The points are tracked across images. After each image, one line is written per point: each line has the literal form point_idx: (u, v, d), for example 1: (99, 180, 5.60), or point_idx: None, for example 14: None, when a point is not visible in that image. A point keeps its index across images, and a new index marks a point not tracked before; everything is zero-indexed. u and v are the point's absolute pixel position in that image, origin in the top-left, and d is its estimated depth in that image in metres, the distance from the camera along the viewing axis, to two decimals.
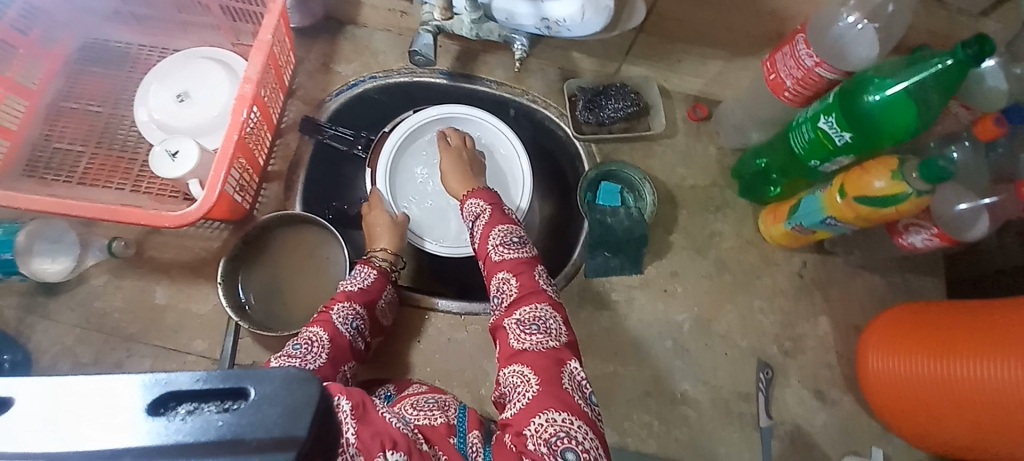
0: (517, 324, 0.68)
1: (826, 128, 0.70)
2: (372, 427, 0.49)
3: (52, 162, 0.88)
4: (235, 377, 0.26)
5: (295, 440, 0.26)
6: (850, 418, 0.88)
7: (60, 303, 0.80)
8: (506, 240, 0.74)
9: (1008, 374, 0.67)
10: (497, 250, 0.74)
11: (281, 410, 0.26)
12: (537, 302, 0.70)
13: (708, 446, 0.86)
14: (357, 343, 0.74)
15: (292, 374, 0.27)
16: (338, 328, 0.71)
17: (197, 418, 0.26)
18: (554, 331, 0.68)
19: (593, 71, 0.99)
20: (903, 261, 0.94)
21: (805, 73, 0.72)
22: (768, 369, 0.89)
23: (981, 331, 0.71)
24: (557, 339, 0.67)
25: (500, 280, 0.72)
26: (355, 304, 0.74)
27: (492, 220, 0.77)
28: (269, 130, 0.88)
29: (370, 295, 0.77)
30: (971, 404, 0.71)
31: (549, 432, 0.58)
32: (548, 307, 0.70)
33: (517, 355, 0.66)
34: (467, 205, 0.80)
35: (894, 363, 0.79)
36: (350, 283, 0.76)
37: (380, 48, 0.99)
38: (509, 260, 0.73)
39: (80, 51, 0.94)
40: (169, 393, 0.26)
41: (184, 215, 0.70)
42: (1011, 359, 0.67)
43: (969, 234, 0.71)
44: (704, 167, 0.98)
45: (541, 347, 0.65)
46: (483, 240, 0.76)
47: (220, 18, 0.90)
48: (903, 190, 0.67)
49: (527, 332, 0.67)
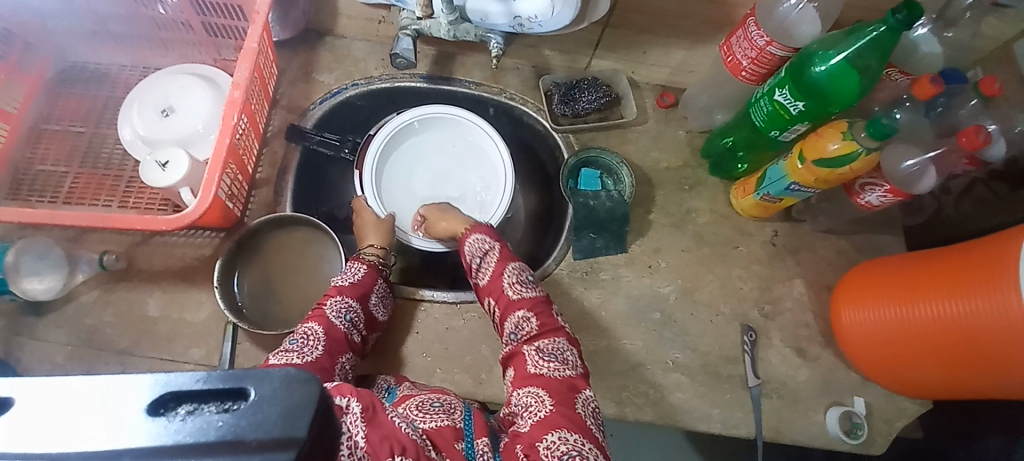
0: (535, 351, 0.71)
1: (781, 100, 0.76)
2: (381, 430, 0.51)
3: (35, 184, 0.89)
4: (237, 378, 0.27)
5: (295, 441, 0.27)
6: (832, 372, 0.92)
7: (49, 322, 0.80)
8: (520, 279, 0.78)
9: (967, 310, 0.73)
10: (513, 288, 0.77)
11: (281, 410, 0.27)
12: (555, 336, 0.73)
13: (702, 410, 0.88)
14: (353, 336, 0.75)
15: (292, 375, 0.28)
16: (333, 321, 0.72)
17: (198, 418, 0.27)
18: (572, 361, 0.71)
19: (566, 67, 1.02)
20: (866, 221, 0.99)
21: (758, 53, 0.78)
22: (752, 331, 0.92)
23: (942, 274, 0.77)
24: (572, 367, 0.71)
25: (519, 319, 0.74)
26: (348, 298, 0.75)
27: (504, 257, 0.80)
28: (256, 138, 0.89)
29: (362, 288, 0.78)
30: (941, 342, 0.76)
31: (563, 450, 0.60)
32: (566, 341, 0.73)
33: (535, 378, 0.68)
34: (472, 241, 0.83)
35: (863, 315, 0.85)
36: (341, 279, 0.78)
37: (359, 55, 1.01)
38: (527, 298, 0.76)
39: (59, 74, 0.95)
40: (170, 394, 0.27)
41: (178, 219, 0.70)
42: (969, 298, 0.73)
43: (918, 187, 0.76)
44: (676, 148, 1.02)
45: (557, 374, 0.69)
46: (497, 276, 0.79)
47: (200, 35, 0.92)
48: (856, 149, 0.73)
49: (545, 359, 0.70)
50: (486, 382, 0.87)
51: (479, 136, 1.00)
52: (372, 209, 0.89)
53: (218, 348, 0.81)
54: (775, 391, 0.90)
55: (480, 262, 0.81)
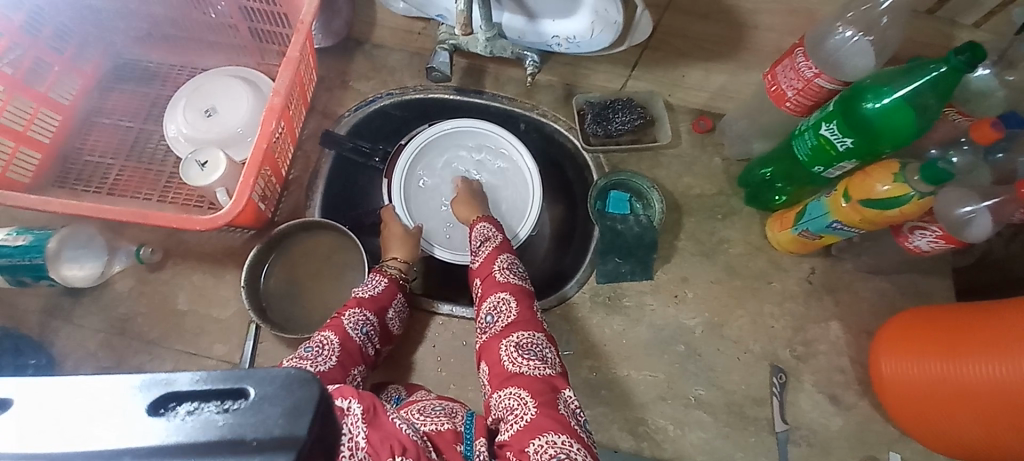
0: (513, 347, 0.69)
1: (828, 134, 0.73)
2: (382, 431, 0.50)
3: (83, 174, 0.93)
4: (237, 377, 0.27)
5: (296, 440, 0.26)
6: (867, 422, 0.86)
7: (84, 308, 0.83)
8: (511, 267, 0.78)
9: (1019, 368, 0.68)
10: (501, 272, 0.78)
11: (281, 410, 0.26)
12: (531, 330, 0.71)
13: (723, 451, 0.84)
14: (368, 349, 0.74)
15: (292, 375, 0.27)
16: (349, 333, 0.72)
17: (199, 418, 0.26)
18: (550, 359, 0.69)
19: (601, 87, 1.01)
20: (912, 264, 0.93)
21: (805, 84, 0.75)
22: (782, 373, 0.87)
23: (987, 328, 0.73)
24: (552, 366, 0.68)
25: (498, 299, 0.74)
26: (366, 311, 0.75)
27: (499, 248, 0.81)
28: (292, 142, 0.91)
29: (381, 302, 0.78)
30: (980, 399, 0.72)
31: (550, 453, 0.57)
32: (544, 338, 0.71)
33: (512, 377, 0.66)
34: (478, 228, 0.85)
35: (902, 366, 0.80)
36: (361, 290, 0.78)
37: (397, 66, 1.02)
38: (512, 284, 0.76)
39: (113, 70, 0.99)
40: (170, 393, 0.27)
41: (212, 219, 0.71)
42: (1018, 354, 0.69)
43: (970, 235, 0.71)
44: (710, 175, 0.99)
45: (537, 373, 0.66)
46: (487, 263, 0.79)
47: (246, 39, 0.95)
48: (908, 192, 0.68)
49: (524, 356, 0.68)
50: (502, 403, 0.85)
51: (508, 150, 1.00)
52: (399, 222, 0.90)
53: (240, 347, 0.82)
54: (804, 439, 0.85)
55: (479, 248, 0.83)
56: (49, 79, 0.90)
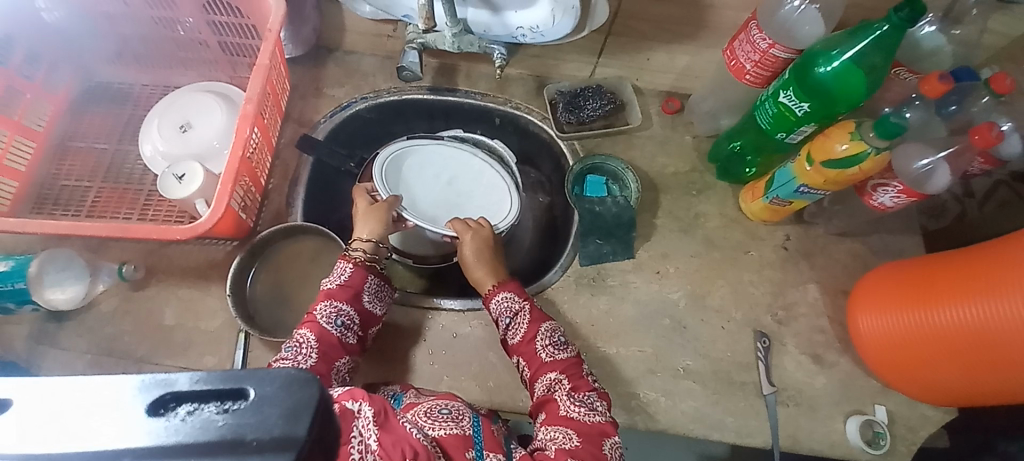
0: (566, 394, 0.73)
1: (787, 101, 0.75)
2: (393, 435, 0.52)
3: (59, 199, 0.92)
4: (238, 378, 0.27)
5: (295, 441, 0.26)
6: (851, 378, 0.89)
7: (70, 330, 0.82)
8: (552, 340, 0.78)
9: (1004, 314, 0.70)
10: (545, 349, 0.78)
11: (281, 410, 0.27)
12: (586, 388, 0.75)
13: (715, 418, 0.86)
14: (348, 338, 0.75)
15: (292, 376, 0.28)
16: (324, 327, 0.73)
17: (199, 418, 0.27)
18: (600, 408, 0.73)
19: (570, 76, 1.04)
20: (879, 223, 0.97)
21: (762, 55, 0.77)
22: (765, 338, 0.90)
23: (968, 276, 0.74)
24: (601, 413, 0.72)
25: (551, 380, 0.75)
26: (338, 302, 0.75)
27: (535, 319, 0.80)
28: (268, 150, 0.91)
29: (352, 289, 0.77)
30: (962, 348, 0.74)
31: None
32: (596, 393, 0.75)
33: (567, 421, 0.70)
34: (498, 300, 0.82)
35: (882, 321, 0.83)
36: (330, 281, 0.77)
37: (369, 70, 1.04)
38: (559, 361, 0.77)
39: (85, 93, 0.99)
40: (170, 394, 0.28)
41: (193, 228, 0.72)
42: (998, 299, 0.70)
43: (930, 187, 0.74)
44: (682, 153, 1.01)
45: (587, 419, 0.71)
46: (527, 339, 0.79)
47: (217, 53, 0.96)
48: (864, 149, 0.72)
49: (574, 402, 0.72)
50: (496, 390, 0.86)
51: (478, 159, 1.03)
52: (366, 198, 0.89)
53: (230, 356, 0.82)
54: (791, 399, 0.87)
55: (511, 322, 0.81)
56: (20, 106, 0.90)
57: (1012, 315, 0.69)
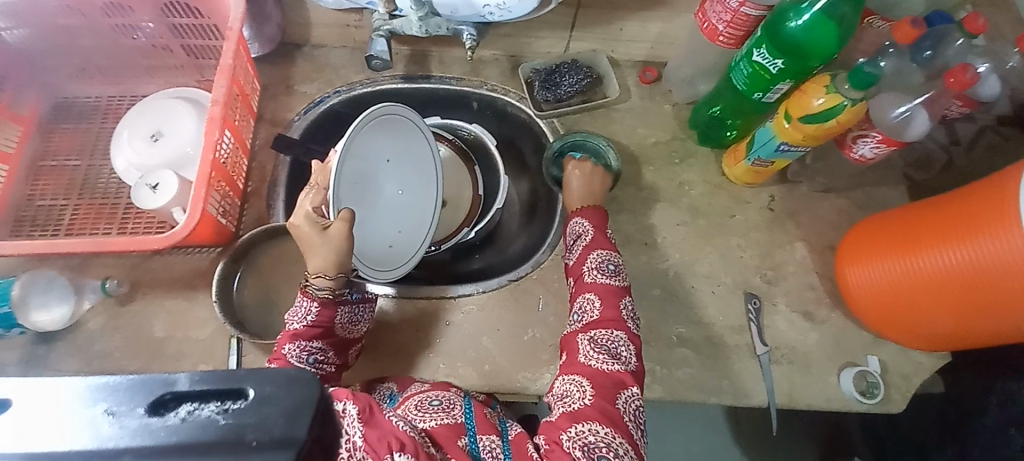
0: (589, 341, 0.73)
1: (760, 60, 0.74)
2: (379, 429, 0.52)
3: (36, 220, 0.91)
4: (238, 378, 0.27)
5: (295, 441, 0.26)
6: (842, 332, 0.90)
7: (60, 351, 0.81)
8: (602, 268, 0.80)
9: (984, 255, 0.70)
10: (591, 273, 0.80)
11: (282, 410, 0.26)
12: (613, 329, 0.74)
13: (712, 382, 0.86)
14: (326, 368, 0.76)
15: (294, 375, 0.27)
16: (298, 365, 0.73)
17: (197, 417, 0.26)
18: (624, 356, 0.72)
19: (544, 53, 1.02)
20: (861, 176, 0.97)
21: (733, 14, 0.76)
22: (756, 299, 0.90)
23: (952, 220, 0.74)
24: (623, 362, 0.71)
25: (585, 301, 0.78)
26: (304, 341, 0.73)
27: (593, 244, 0.83)
28: (243, 153, 0.90)
29: (321, 328, 0.74)
30: (952, 292, 0.74)
31: (590, 440, 0.62)
32: (624, 335, 0.74)
33: (585, 368, 0.70)
34: (573, 224, 0.87)
35: (870, 273, 0.83)
36: (295, 320, 0.73)
37: (339, 64, 1.02)
38: (599, 284, 0.79)
39: (51, 111, 0.97)
40: (170, 394, 0.26)
41: (171, 237, 0.71)
42: (977, 242, 0.71)
43: (910, 134, 0.75)
44: (662, 123, 1.01)
45: (606, 368, 0.70)
46: (580, 262, 0.82)
47: (182, 58, 0.94)
48: (841, 102, 0.71)
49: (597, 350, 0.72)
50: (493, 373, 0.86)
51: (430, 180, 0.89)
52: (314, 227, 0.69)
53: (224, 363, 0.82)
54: (785, 357, 0.88)
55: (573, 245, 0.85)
56: None
57: (997, 257, 0.69)
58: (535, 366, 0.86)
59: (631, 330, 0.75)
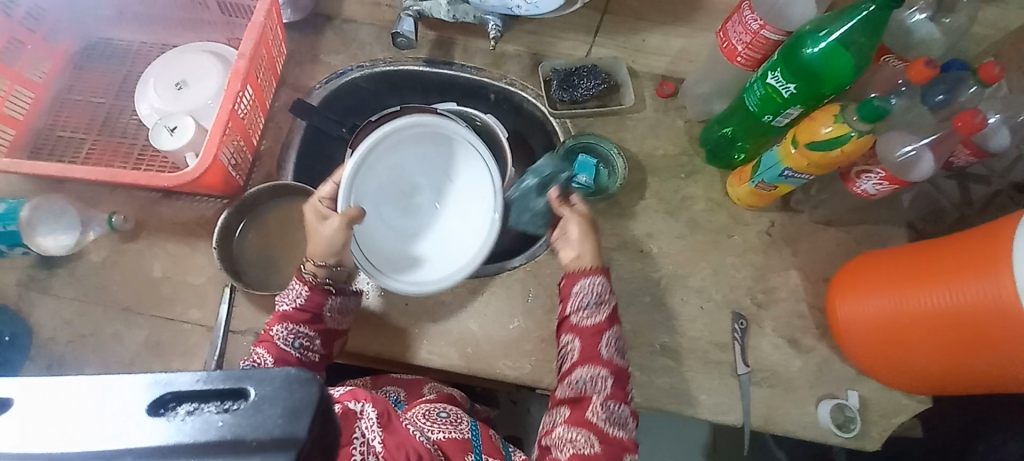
0: (601, 415, 0.72)
1: (774, 82, 0.76)
2: (396, 436, 0.58)
3: (54, 150, 0.93)
4: (238, 378, 0.26)
5: (295, 441, 0.25)
6: (826, 363, 0.90)
7: (59, 278, 0.83)
8: (582, 304, 0.78)
9: (974, 296, 0.70)
10: (607, 348, 0.76)
11: (281, 411, 0.26)
12: (619, 400, 0.74)
13: (689, 394, 0.87)
14: (309, 356, 0.77)
15: (292, 375, 0.27)
16: (281, 348, 0.75)
17: (198, 417, 0.26)
18: (628, 424, 0.73)
19: (566, 55, 1.04)
20: (865, 213, 0.98)
21: (753, 36, 0.78)
22: (743, 319, 0.91)
23: (949, 262, 0.74)
24: (626, 428, 0.73)
25: (597, 374, 0.74)
26: (293, 324, 0.75)
27: (611, 317, 0.78)
28: (261, 111, 0.92)
29: (308, 312, 0.76)
30: (944, 333, 0.74)
31: None
32: (629, 410, 0.75)
33: (589, 426, 0.71)
34: (580, 284, 0.80)
35: (859, 308, 0.84)
36: (284, 302, 0.76)
37: (366, 40, 1.04)
38: (614, 363, 0.76)
39: (84, 49, 1.00)
40: (170, 394, 0.27)
41: (182, 176, 0.73)
42: (969, 284, 0.71)
43: (915, 174, 0.75)
44: (673, 137, 1.02)
45: (612, 434, 0.71)
46: (597, 333, 0.77)
47: (216, 15, 0.97)
48: (847, 132, 0.73)
49: (606, 420, 0.72)
50: (475, 357, 0.87)
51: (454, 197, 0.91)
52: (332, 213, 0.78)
53: (215, 311, 0.83)
54: (766, 381, 0.88)
55: (590, 308, 0.78)
56: (21, 57, 0.91)
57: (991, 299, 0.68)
58: (517, 355, 0.87)
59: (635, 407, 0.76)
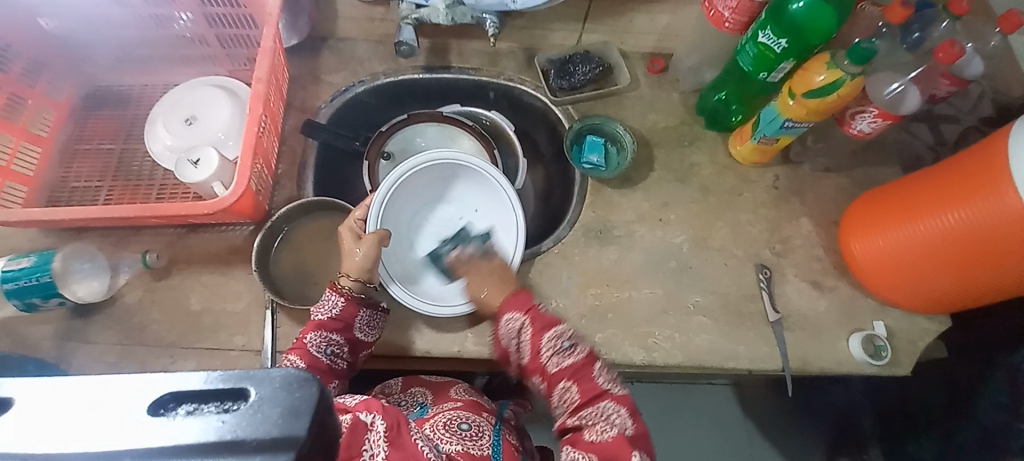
0: (581, 422, 0.70)
1: (765, 40, 0.81)
2: (403, 451, 0.54)
3: (71, 200, 0.93)
4: (237, 377, 0.27)
5: (296, 441, 0.26)
6: (849, 300, 0.94)
7: (97, 325, 0.83)
8: (558, 349, 0.72)
9: (990, 215, 0.73)
10: (551, 360, 0.72)
11: (281, 410, 0.26)
12: (599, 402, 0.71)
13: (728, 348, 0.90)
14: (338, 363, 0.78)
15: (293, 374, 0.27)
16: (314, 355, 0.75)
17: (197, 416, 0.26)
18: (617, 422, 0.69)
19: (558, 46, 1.08)
20: (859, 155, 1.03)
21: (738, 2, 0.83)
22: (766, 269, 0.95)
23: (963, 185, 0.77)
24: (615, 425, 0.69)
25: (562, 389, 0.72)
26: (327, 332, 0.76)
27: (537, 329, 0.73)
28: (274, 134, 0.93)
29: (343, 322, 0.77)
30: (969, 256, 0.77)
31: None
32: (612, 403, 0.71)
33: (588, 444, 0.68)
34: (505, 321, 0.75)
35: (875, 242, 0.88)
36: (319, 311, 0.77)
37: (363, 56, 1.06)
38: (565, 367, 0.72)
39: (85, 98, 1.01)
40: (169, 394, 0.27)
41: (220, 202, 0.75)
42: (983, 203, 0.74)
43: (905, 107, 0.81)
44: (672, 109, 1.06)
45: (608, 438, 0.67)
46: (534, 353, 0.73)
47: (215, 49, 0.98)
48: (841, 76, 0.78)
49: (594, 426, 0.69)
50: None
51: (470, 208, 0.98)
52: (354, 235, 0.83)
53: (259, 334, 0.84)
54: (797, 324, 0.92)
55: (520, 341, 0.75)
56: (25, 113, 0.91)
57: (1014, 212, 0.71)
58: None
59: (617, 394, 0.72)
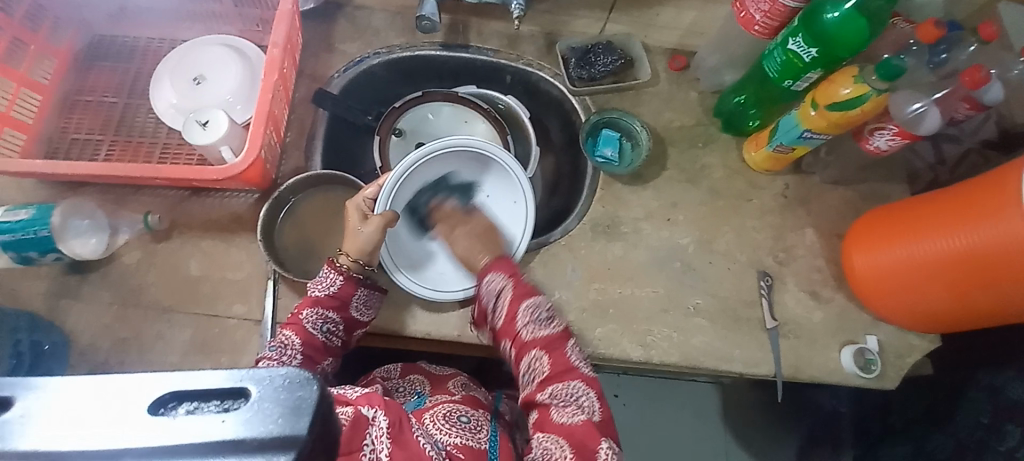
0: (552, 398, 0.71)
1: (796, 48, 0.80)
2: (404, 448, 0.54)
3: (70, 152, 0.90)
4: (237, 379, 0.29)
5: (297, 441, 0.28)
6: (843, 312, 0.96)
7: (93, 283, 0.82)
8: (535, 317, 0.76)
9: (989, 233, 0.74)
10: (528, 328, 0.75)
11: (281, 412, 0.28)
12: (570, 379, 0.73)
13: (723, 350, 0.92)
14: (333, 341, 0.77)
15: (291, 377, 0.29)
16: (310, 332, 0.75)
17: (198, 415, 0.28)
18: (584, 405, 0.71)
19: (580, 33, 1.06)
20: (869, 170, 1.03)
21: (771, 5, 0.82)
22: (768, 277, 0.96)
23: (969, 204, 0.78)
24: (584, 410, 0.70)
25: (533, 358, 0.74)
26: (323, 309, 0.76)
27: (517, 296, 0.77)
28: (284, 100, 0.90)
29: (340, 300, 0.77)
30: (961, 272, 0.78)
31: None
32: (580, 384, 0.73)
33: (558, 426, 0.69)
34: (486, 281, 0.79)
35: (877, 257, 0.89)
36: (317, 288, 0.77)
37: (379, 26, 1.03)
38: (541, 337, 0.75)
39: (88, 47, 0.97)
40: (170, 394, 0.29)
41: (228, 169, 0.74)
42: (984, 221, 0.75)
43: (923, 129, 0.81)
44: (689, 109, 1.05)
45: (577, 421, 0.69)
46: (511, 318, 0.76)
47: (227, 7, 0.94)
48: (867, 92, 0.77)
49: (564, 405, 0.71)
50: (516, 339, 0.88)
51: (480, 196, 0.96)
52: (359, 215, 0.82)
53: (260, 304, 0.83)
54: (792, 333, 0.94)
55: (496, 304, 0.78)
56: (25, 59, 0.87)
57: (1015, 234, 0.72)
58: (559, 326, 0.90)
59: (587, 375, 0.74)
